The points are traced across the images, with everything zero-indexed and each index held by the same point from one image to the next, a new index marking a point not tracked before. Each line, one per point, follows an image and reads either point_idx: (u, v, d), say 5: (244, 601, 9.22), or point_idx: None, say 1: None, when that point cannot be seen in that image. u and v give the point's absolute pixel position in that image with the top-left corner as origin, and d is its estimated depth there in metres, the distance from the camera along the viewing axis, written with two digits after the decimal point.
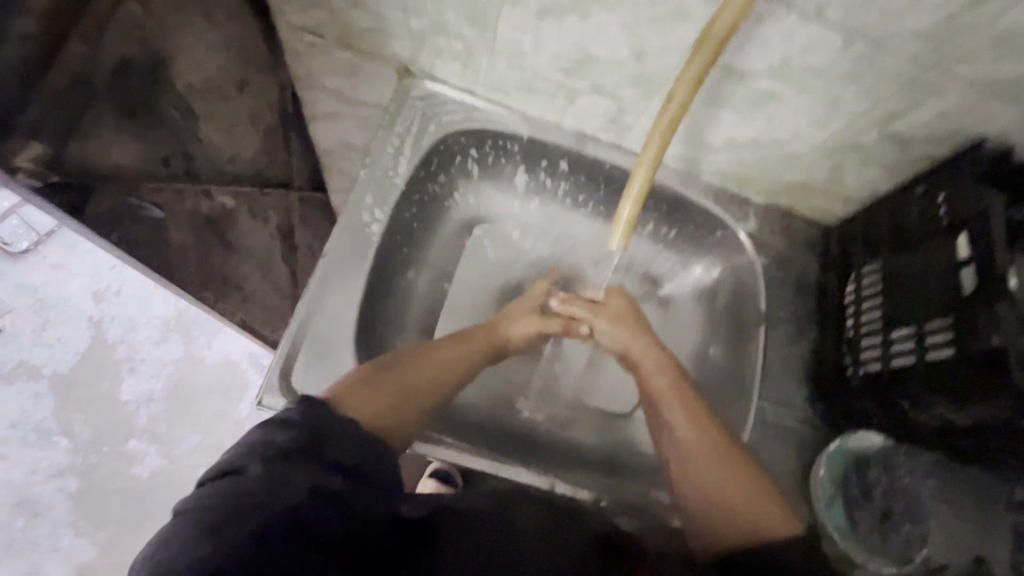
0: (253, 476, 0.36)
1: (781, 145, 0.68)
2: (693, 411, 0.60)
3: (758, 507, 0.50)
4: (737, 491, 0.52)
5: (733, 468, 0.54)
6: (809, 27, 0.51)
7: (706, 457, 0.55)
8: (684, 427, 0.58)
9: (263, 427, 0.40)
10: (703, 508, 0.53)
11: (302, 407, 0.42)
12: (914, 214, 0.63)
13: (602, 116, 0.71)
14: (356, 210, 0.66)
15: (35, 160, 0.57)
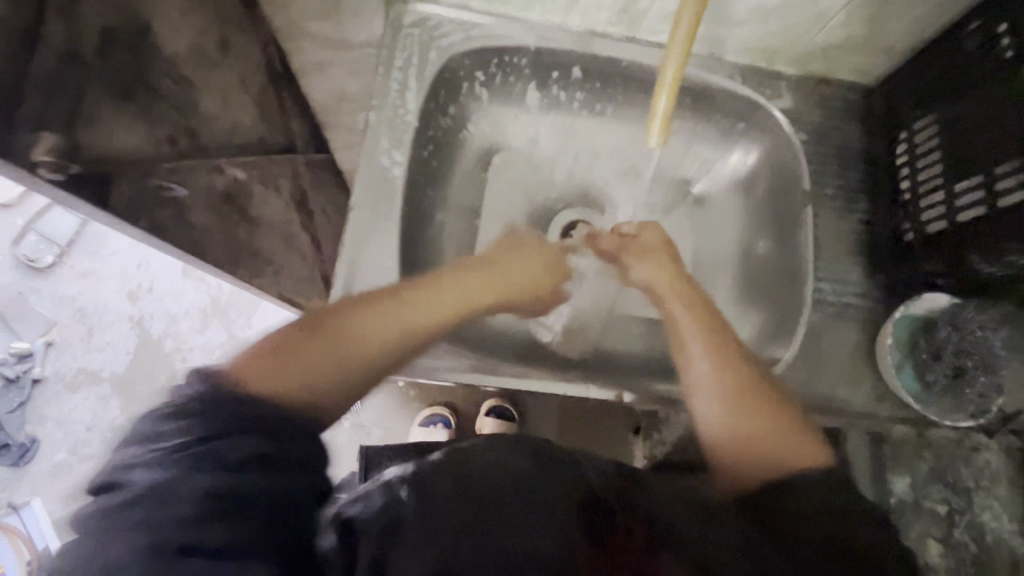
0: (130, 492, 0.30)
1: (814, 2, 0.61)
2: (709, 334, 0.55)
3: (784, 441, 0.46)
4: (747, 425, 0.48)
5: (755, 402, 0.49)
6: None
7: (724, 387, 0.51)
8: (701, 353, 0.54)
9: (150, 419, 0.33)
10: (720, 434, 0.49)
11: (200, 387, 0.35)
12: (969, 52, 0.58)
13: (610, 7, 0.66)
14: (374, 158, 0.64)
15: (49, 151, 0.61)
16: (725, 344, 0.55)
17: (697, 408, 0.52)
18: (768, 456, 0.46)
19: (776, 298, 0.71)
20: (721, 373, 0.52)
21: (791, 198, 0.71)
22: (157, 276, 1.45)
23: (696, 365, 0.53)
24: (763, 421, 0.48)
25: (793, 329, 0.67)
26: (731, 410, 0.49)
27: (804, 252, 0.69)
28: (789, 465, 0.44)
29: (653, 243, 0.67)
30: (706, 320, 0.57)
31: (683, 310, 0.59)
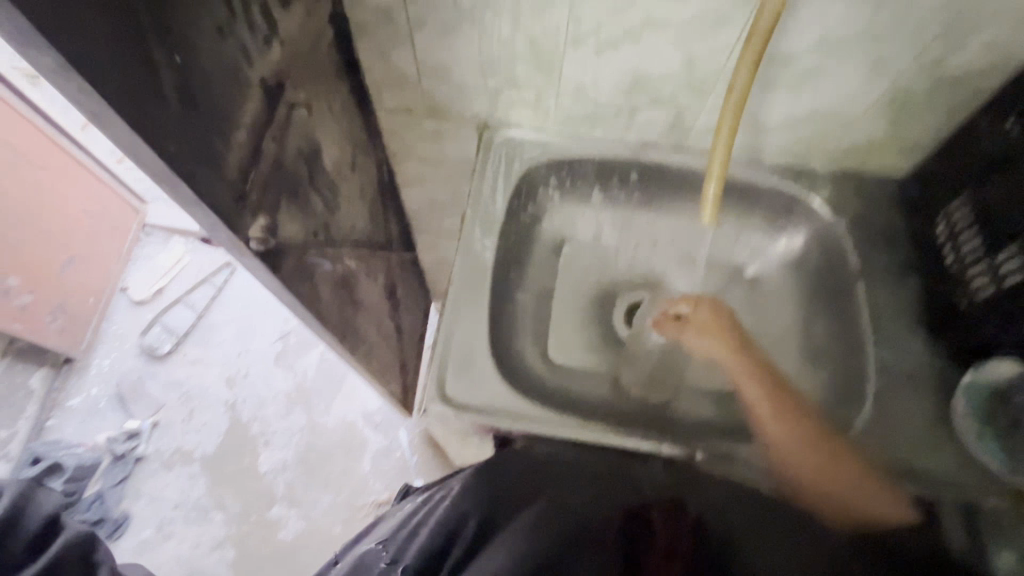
0: None
1: (837, 113, 0.73)
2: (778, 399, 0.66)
3: (874, 498, 0.60)
4: (842, 477, 0.61)
5: (843, 462, 0.62)
6: (837, 5, 0.59)
7: (817, 441, 0.63)
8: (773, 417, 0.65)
9: None
10: (823, 487, 0.61)
11: None
12: (986, 142, 0.66)
13: (661, 125, 0.80)
14: (469, 243, 0.78)
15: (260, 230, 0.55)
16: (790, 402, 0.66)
17: (792, 460, 0.63)
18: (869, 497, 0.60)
19: (842, 367, 0.74)
20: (806, 429, 0.64)
21: (842, 275, 0.78)
22: (254, 363, 1.61)
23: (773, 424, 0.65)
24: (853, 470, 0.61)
25: (863, 395, 0.69)
26: (829, 471, 0.61)
27: (861, 320, 0.73)
28: (884, 515, 0.59)
29: (709, 321, 0.73)
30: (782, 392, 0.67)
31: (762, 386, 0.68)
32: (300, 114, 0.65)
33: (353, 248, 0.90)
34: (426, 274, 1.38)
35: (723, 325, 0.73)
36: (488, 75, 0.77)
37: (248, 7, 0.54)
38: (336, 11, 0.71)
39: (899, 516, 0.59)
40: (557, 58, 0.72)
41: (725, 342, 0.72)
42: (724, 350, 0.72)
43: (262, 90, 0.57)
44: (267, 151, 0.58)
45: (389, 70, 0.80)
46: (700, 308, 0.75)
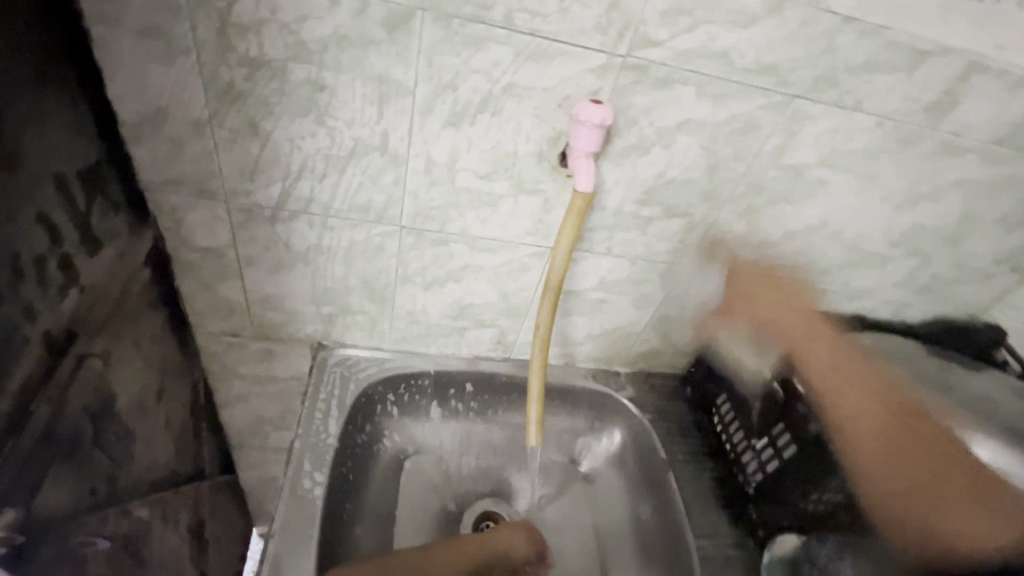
0: None
1: (624, 329, 0.90)
2: (873, 439, 0.64)
3: (954, 516, 0.56)
4: (894, 474, 0.61)
5: (924, 471, 0.59)
6: (605, 259, 0.77)
7: (891, 453, 0.62)
8: (860, 445, 0.66)
9: None
10: (885, 514, 0.62)
11: None
12: (727, 352, 0.87)
13: (489, 342, 0.89)
14: (296, 482, 0.71)
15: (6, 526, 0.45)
16: (843, 374, 0.70)
17: (872, 468, 0.64)
18: (896, 497, 0.61)
19: (670, 561, 0.79)
20: (875, 436, 0.64)
21: (655, 465, 0.87)
22: None
23: (851, 427, 0.67)
24: (870, 432, 0.64)
25: None
26: (915, 491, 0.59)
27: (678, 511, 0.81)
28: (945, 536, 0.56)
29: (788, 310, 0.76)
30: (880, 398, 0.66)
31: (854, 395, 0.68)
32: (95, 364, 0.58)
33: (145, 494, 0.75)
34: (248, 494, 1.19)
35: (790, 297, 0.77)
36: (322, 304, 0.80)
37: (42, 264, 0.51)
38: (155, 252, 0.70)
39: (992, 544, 0.54)
40: (389, 291, 0.79)
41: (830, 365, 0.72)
42: (798, 329, 0.75)
43: (45, 346, 0.51)
44: (36, 418, 0.50)
45: (212, 299, 0.78)
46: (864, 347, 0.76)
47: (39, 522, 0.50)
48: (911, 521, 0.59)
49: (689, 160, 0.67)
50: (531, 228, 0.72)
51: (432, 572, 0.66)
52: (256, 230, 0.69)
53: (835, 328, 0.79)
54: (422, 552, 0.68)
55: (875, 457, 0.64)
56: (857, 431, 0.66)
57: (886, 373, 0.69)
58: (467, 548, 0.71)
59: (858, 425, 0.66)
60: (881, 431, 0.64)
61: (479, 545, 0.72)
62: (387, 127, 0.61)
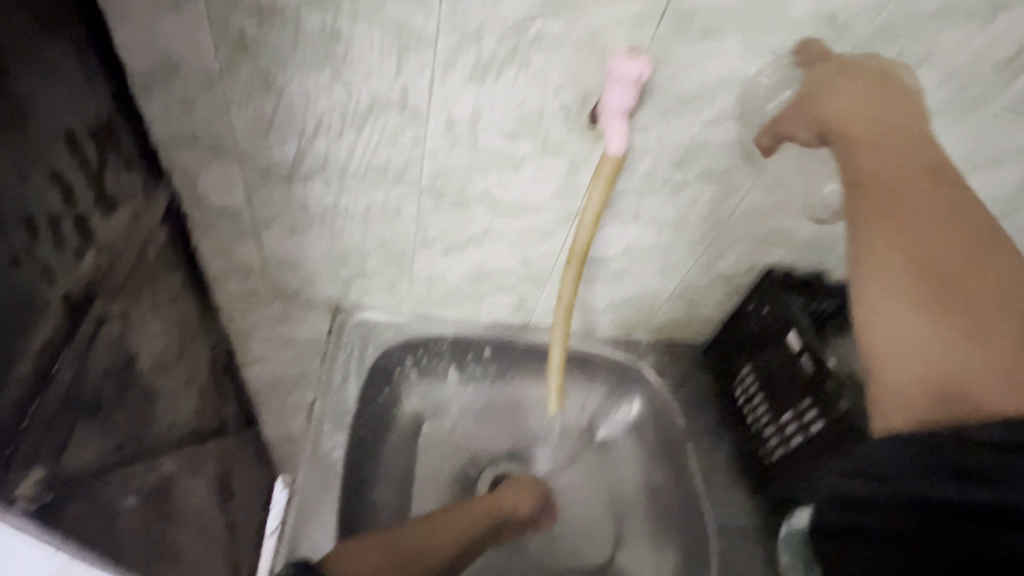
0: None
1: (647, 297, 0.87)
2: (914, 284, 0.50)
3: (977, 380, 0.48)
4: (929, 338, 0.49)
5: (987, 356, 0.47)
6: (633, 225, 0.74)
7: (965, 342, 0.48)
8: (881, 296, 0.51)
9: None
10: (917, 373, 0.50)
11: None
12: (755, 324, 0.84)
13: (508, 308, 0.87)
14: (316, 443, 0.72)
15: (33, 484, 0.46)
16: (931, 281, 0.49)
17: (883, 340, 0.52)
18: (935, 368, 0.49)
19: (684, 529, 0.79)
20: (944, 320, 0.49)
21: (673, 435, 0.86)
22: None
23: (881, 298, 0.51)
24: (902, 276, 0.50)
25: (708, 563, 0.74)
26: (983, 356, 0.48)
27: (695, 481, 0.80)
28: (979, 399, 0.48)
29: (913, 152, 0.51)
30: (923, 279, 0.50)
31: (886, 238, 0.51)
32: (114, 325, 0.58)
33: (169, 449, 0.77)
34: (269, 449, 1.23)
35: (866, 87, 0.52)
36: (340, 267, 0.78)
37: (57, 225, 0.50)
38: (172, 211, 0.68)
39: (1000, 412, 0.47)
40: (407, 255, 0.77)
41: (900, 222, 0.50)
42: (897, 208, 0.50)
43: (65, 308, 0.50)
44: (60, 379, 0.50)
45: (229, 261, 0.77)
46: (984, 231, 0.50)
47: (68, 479, 0.51)
48: (940, 382, 0.49)
49: (729, 120, 0.62)
50: (556, 192, 0.69)
51: (448, 534, 0.68)
52: (273, 191, 0.67)
53: (877, 194, 0.51)
54: (435, 517, 0.69)
55: (903, 262, 0.50)
56: (898, 316, 0.51)
57: (960, 241, 0.50)
58: (476, 512, 0.73)
59: (879, 272, 0.51)
60: (919, 283, 0.50)
61: (485, 506, 0.74)
62: (407, 82, 0.57)
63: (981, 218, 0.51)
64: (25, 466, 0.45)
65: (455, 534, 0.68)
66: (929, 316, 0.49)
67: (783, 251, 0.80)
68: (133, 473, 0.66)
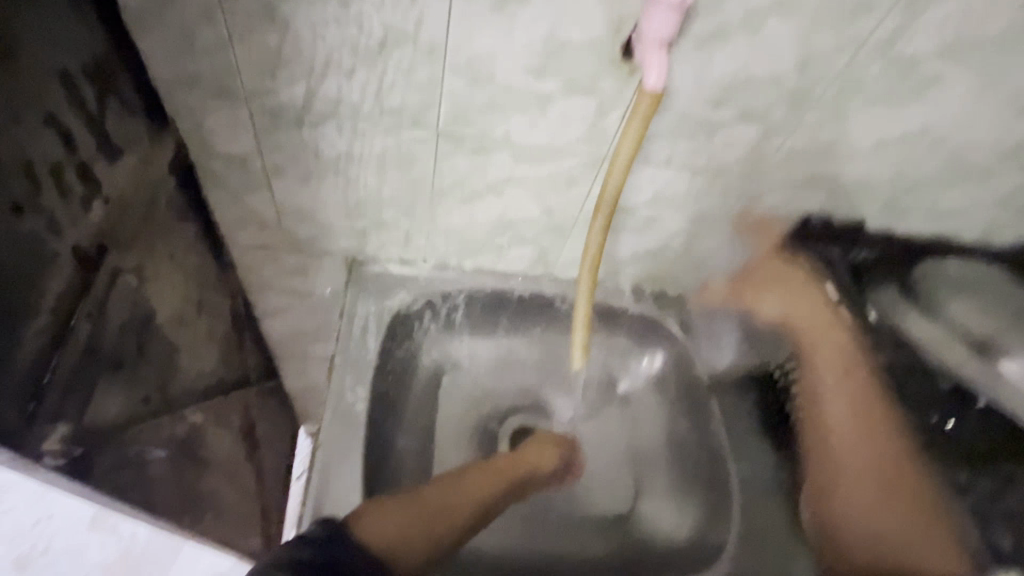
0: None
1: (674, 248, 0.84)
2: (865, 474, 0.69)
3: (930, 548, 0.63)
4: (889, 518, 0.66)
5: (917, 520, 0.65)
6: (664, 170, 0.69)
7: (890, 480, 0.68)
8: (844, 437, 0.71)
9: (286, 549, 0.51)
10: (877, 539, 0.65)
11: (325, 529, 0.54)
12: (788, 276, 0.80)
13: (529, 259, 0.85)
14: (338, 396, 0.72)
15: (62, 438, 0.46)
16: (890, 465, 0.68)
17: (847, 507, 0.68)
18: (886, 540, 0.65)
19: (706, 481, 0.79)
20: (885, 480, 0.68)
21: (697, 389, 0.85)
22: None
23: (839, 438, 0.72)
24: (872, 475, 0.68)
25: (731, 514, 0.74)
26: (897, 501, 0.67)
27: (719, 434, 0.80)
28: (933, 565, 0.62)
29: (836, 348, 0.75)
30: (868, 419, 0.71)
31: (846, 409, 0.73)
32: (130, 278, 0.56)
33: (194, 401, 0.78)
34: (292, 400, 1.24)
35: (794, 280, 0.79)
36: (355, 217, 0.76)
37: (60, 172, 0.47)
38: (179, 159, 0.65)
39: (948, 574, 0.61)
40: (425, 204, 0.74)
41: (844, 369, 0.74)
42: (825, 335, 0.76)
43: (78, 262, 0.49)
44: (80, 333, 0.49)
45: (242, 212, 0.74)
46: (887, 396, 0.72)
47: (95, 432, 0.51)
48: (885, 553, 0.65)
49: (777, 50, 0.56)
50: (583, 135, 0.64)
51: (471, 492, 0.66)
52: (282, 136, 0.64)
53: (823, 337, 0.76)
54: (457, 475, 0.67)
55: (869, 449, 0.70)
56: (838, 446, 0.72)
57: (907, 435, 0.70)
58: (498, 467, 0.72)
59: (838, 435, 0.72)
60: (878, 470, 0.69)
61: (505, 463, 0.73)
62: (423, 11, 0.52)
63: (864, 377, 0.73)
64: (52, 421, 0.45)
65: (477, 492, 0.67)
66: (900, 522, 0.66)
67: (823, 198, 0.75)
68: (161, 425, 0.67)
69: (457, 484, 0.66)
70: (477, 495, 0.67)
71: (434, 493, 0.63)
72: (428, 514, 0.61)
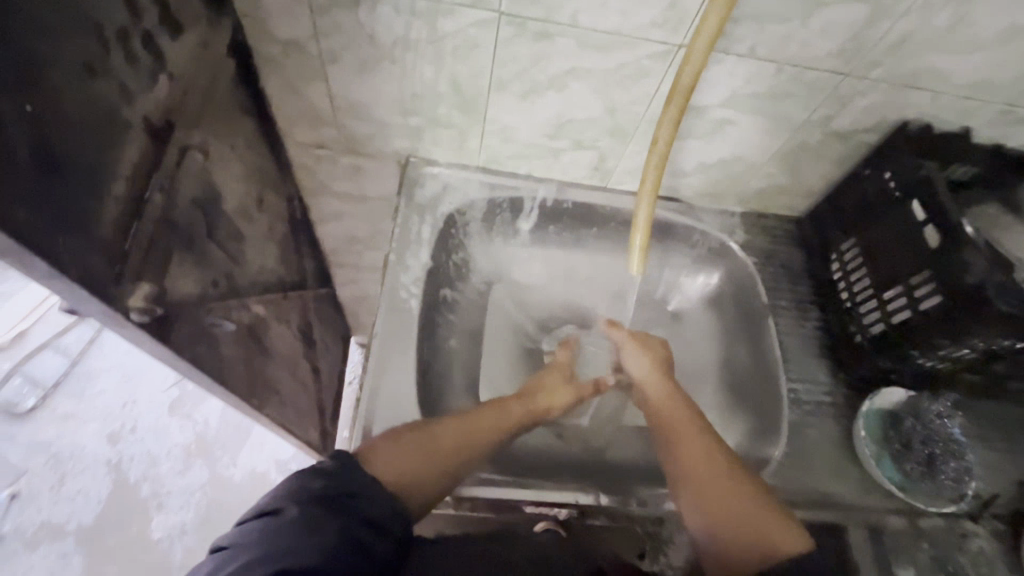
0: (293, 513, 0.45)
1: (745, 159, 0.78)
2: (689, 455, 0.61)
3: (766, 523, 0.53)
4: (712, 490, 0.57)
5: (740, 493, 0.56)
6: (747, 63, 0.63)
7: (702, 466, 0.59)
8: (670, 442, 0.64)
9: (301, 475, 0.49)
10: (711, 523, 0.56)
11: (335, 457, 0.52)
12: (871, 192, 0.74)
13: (587, 166, 0.81)
14: (394, 291, 0.73)
15: (146, 299, 0.46)
16: (696, 454, 0.61)
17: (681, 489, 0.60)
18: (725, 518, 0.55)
19: (755, 399, 0.78)
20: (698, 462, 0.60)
21: (754, 308, 0.82)
22: (143, 415, 1.46)
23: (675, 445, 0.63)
24: (699, 461, 0.60)
25: (780, 431, 0.73)
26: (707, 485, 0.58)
27: (773, 354, 0.77)
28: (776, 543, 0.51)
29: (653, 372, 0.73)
30: (691, 425, 0.64)
31: (667, 411, 0.67)
32: (197, 156, 0.57)
33: (258, 294, 0.82)
34: (346, 307, 1.30)
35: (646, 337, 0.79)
36: (410, 114, 0.73)
37: (126, 38, 0.47)
38: (236, 43, 0.64)
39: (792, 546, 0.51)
40: (482, 100, 0.70)
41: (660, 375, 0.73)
42: (653, 378, 0.72)
43: (148, 133, 0.49)
44: (155, 202, 0.50)
45: (298, 105, 0.73)
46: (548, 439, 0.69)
47: (175, 302, 0.54)
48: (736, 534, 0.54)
49: None
50: (660, 17, 0.58)
51: (492, 422, 0.65)
52: (339, 17, 0.61)
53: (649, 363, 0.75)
54: (472, 411, 0.65)
55: (689, 427, 0.64)
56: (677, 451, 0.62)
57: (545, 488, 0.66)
58: (514, 401, 0.69)
59: (669, 426, 0.65)
60: (689, 450, 0.61)
61: (523, 406, 0.69)
62: None
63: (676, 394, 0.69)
64: (134, 280, 0.46)
65: (499, 423, 0.65)
66: (704, 510, 0.57)
67: (926, 101, 0.66)
68: (230, 309, 0.70)
69: (474, 419, 0.64)
70: (495, 425, 0.65)
71: (448, 426, 0.61)
72: (442, 444, 0.59)
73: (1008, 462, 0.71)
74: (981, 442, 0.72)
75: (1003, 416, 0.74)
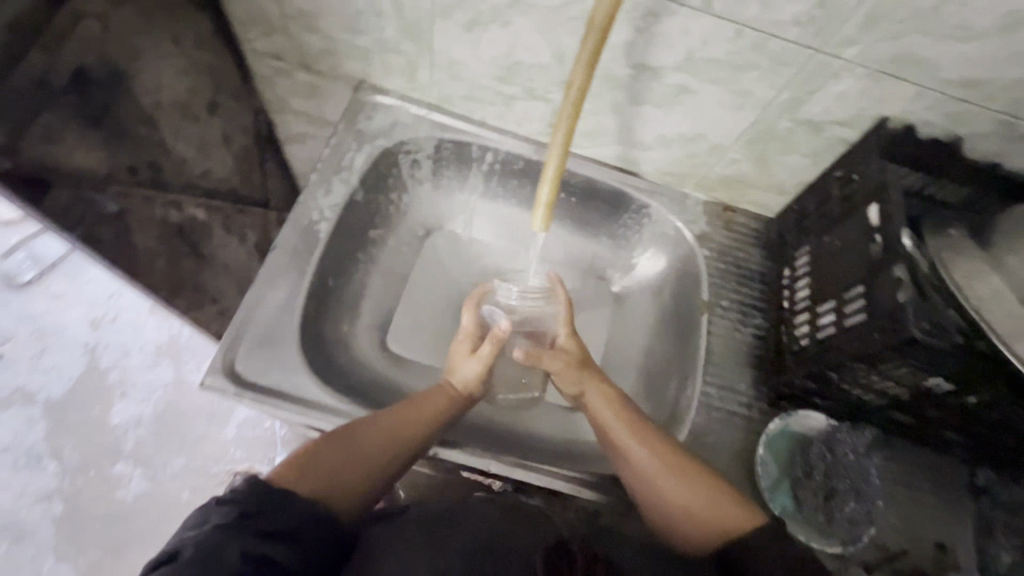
0: (189, 555, 0.40)
1: (706, 138, 0.71)
2: (647, 457, 0.55)
3: (724, 509, 0.50)
4: (678, 489, 0.53)
5: (696, 482, 0.52)
6: (700, 20, 0.56)
7: (663, 466, 0.54)
8: (620, 443, 0.58)
9: (202, 508, 0.44)
10: (679, 524, 0.52)
11: (241, 480, 0.45)
12: (836, 196, 0.66)
13: (540, 121, 0.76)
14: (305, 209, 0.72)
15: None
16: (656, 454, 0.55)
17: (648, 496, 0.55)
18: (695, 518, 0.51)
19: (666, 397, 0.73)
20: (659, 457, 0.55)
21: (691, 304, 0.75)
22: (126, 307, 1.40)
23: (632, 449, 0.56)
24: (652, 463, 0.55)
25: (675, 433, 0.67)
26: (666, 481, 0.53)
27: (696, 352, 0.71)
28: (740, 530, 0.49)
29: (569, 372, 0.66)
30: (635, 422, 0.58)
31: (610, 413, 0.60)
32: (92, 27, 0.58)
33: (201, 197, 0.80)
34: None
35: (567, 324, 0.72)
36: (358, 33, 0.71)
37: None
38: None
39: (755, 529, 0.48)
40: (429, 26, 0.67)
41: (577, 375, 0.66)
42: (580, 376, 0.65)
43: None
44: (31, 61, 0.50)
45: (248, 7, 0.71)
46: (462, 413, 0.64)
47: (47, 165, 0.54)
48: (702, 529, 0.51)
49: None
50: None
51: (411, 413, 0.58)
52: None
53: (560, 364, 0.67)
54: (388, 408, 0.58)
55: (632, 426, 0.58)
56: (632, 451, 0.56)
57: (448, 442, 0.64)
58: (431, 395, 0.62)
59: (614, 428, 0.59)
60: (644, 450, 0.56)
61: (443, 394, 0.63)
62: None
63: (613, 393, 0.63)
64: None
65: (421, 414, 0.59)
66: (675, 511, 0.52)
67: (909, 97, 0.58)
68: (148, 196, 0.70)
69: (396, 414, 0.57)
70: (415, 410, 0.59)
71: (358, 427, 0.54)
72: (358, 446, 0.53)
73: (932, 522, 0.63)
74: (905, 493, 0.64)
75: (938, 471, 0.66)
